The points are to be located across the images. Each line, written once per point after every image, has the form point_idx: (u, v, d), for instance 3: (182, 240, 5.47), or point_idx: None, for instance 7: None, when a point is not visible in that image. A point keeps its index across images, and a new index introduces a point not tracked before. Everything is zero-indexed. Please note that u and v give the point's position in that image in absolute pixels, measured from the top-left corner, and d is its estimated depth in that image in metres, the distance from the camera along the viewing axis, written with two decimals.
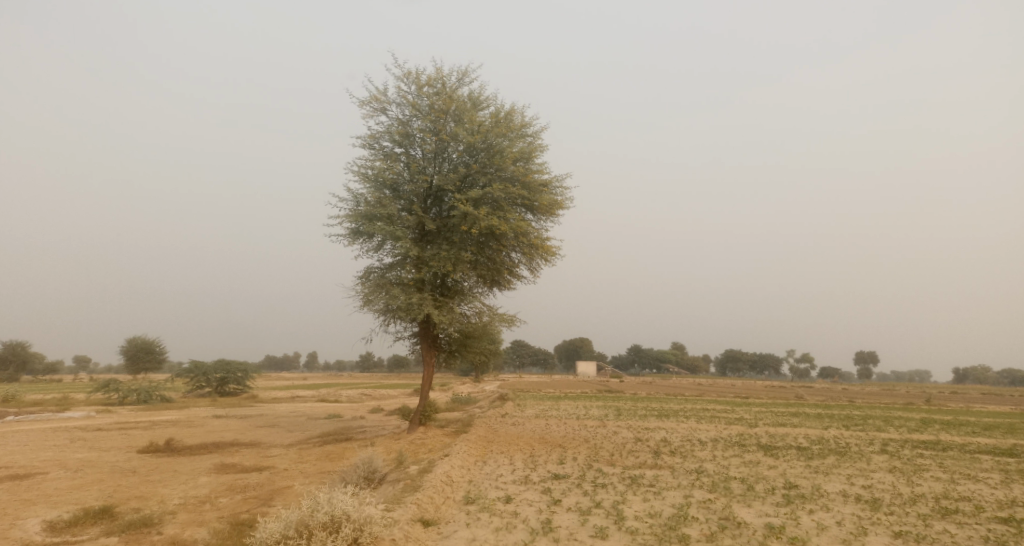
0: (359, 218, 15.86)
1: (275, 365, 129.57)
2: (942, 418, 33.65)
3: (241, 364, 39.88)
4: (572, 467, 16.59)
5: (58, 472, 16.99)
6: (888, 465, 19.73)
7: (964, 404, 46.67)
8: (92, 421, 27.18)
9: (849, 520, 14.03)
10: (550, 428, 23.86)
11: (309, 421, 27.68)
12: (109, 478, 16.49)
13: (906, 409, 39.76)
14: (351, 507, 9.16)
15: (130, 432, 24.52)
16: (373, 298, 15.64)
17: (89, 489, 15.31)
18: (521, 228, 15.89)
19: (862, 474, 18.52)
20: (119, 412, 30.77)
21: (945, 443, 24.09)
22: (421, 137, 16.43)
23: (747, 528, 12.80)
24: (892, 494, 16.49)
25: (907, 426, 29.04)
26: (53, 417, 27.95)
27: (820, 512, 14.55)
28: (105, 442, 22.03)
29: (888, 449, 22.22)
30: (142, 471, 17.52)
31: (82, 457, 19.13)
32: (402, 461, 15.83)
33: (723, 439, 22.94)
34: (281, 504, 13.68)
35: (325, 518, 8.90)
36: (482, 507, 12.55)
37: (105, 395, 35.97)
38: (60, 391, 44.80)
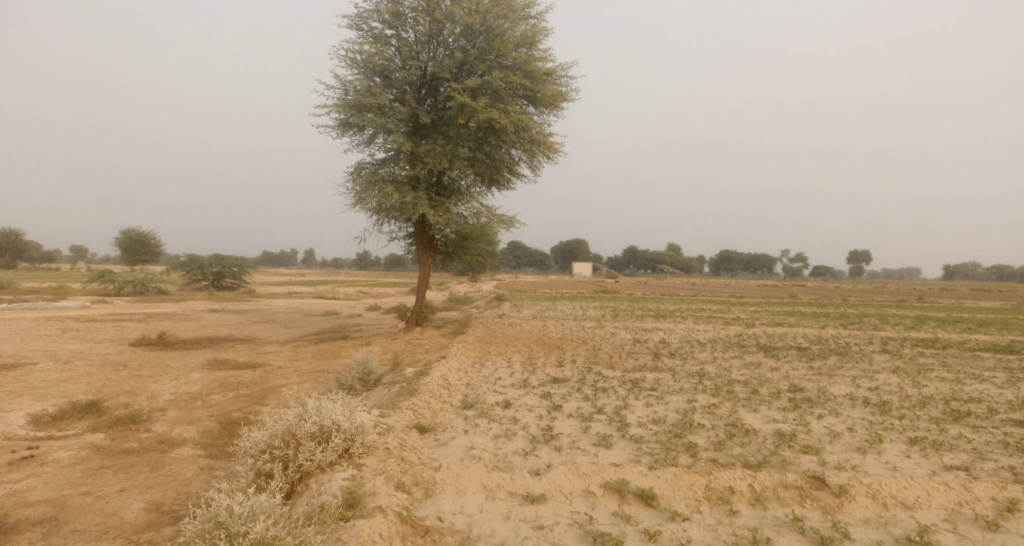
0: (347, 108, 13.89)
1: (272, 261, 129.29)
2: (937, 315, 33.18)
3: (236, 259, 38.76)
4: (571, 371, 15.76)
5: (46, 363, 16.18)
6: (891, 366, 18.55)
7: (955, 301, 46.41)
8: (86, 312, 26.39)
9: (861, 426, 12.25)
10: (547, 328, 23.20)
11: (306, 317, 26.97)
12: (100, 372, 15.64)
13: (899, 307, 39.44)
14: (343, 414, 7.41)
15: (124, 324, 23.73)
16: (364, 197, 14.08)
17: (78, 382, 14.45)
18: (523, 122, 14.00)
19: (866, 376, 17.15)
20: (115, 303, 30.00)
21: (945, 341, 23.47)
22: (413, 17, 14.04)
23: (756, 436, 11.18)
24: (900, 398, 14.80)
25: (903, 324, 28.54)
26: (48, 306, 27.17)
27: (829, 418, 12.83)
28: (98, 333, 21.25)
29: (889, 349, 21.57)
30: (133, 364, 16.73)
31: (72, 348, 18.33)
32: (398, 363, 14.89)
33: (721, 340, 22.32)
34: (274, 404, 12.86)
35: (313, 428, 7.12)
36: (480, 413, 11.71)
37: (100, 286, 35.13)
38: (57, 279, 44.32)
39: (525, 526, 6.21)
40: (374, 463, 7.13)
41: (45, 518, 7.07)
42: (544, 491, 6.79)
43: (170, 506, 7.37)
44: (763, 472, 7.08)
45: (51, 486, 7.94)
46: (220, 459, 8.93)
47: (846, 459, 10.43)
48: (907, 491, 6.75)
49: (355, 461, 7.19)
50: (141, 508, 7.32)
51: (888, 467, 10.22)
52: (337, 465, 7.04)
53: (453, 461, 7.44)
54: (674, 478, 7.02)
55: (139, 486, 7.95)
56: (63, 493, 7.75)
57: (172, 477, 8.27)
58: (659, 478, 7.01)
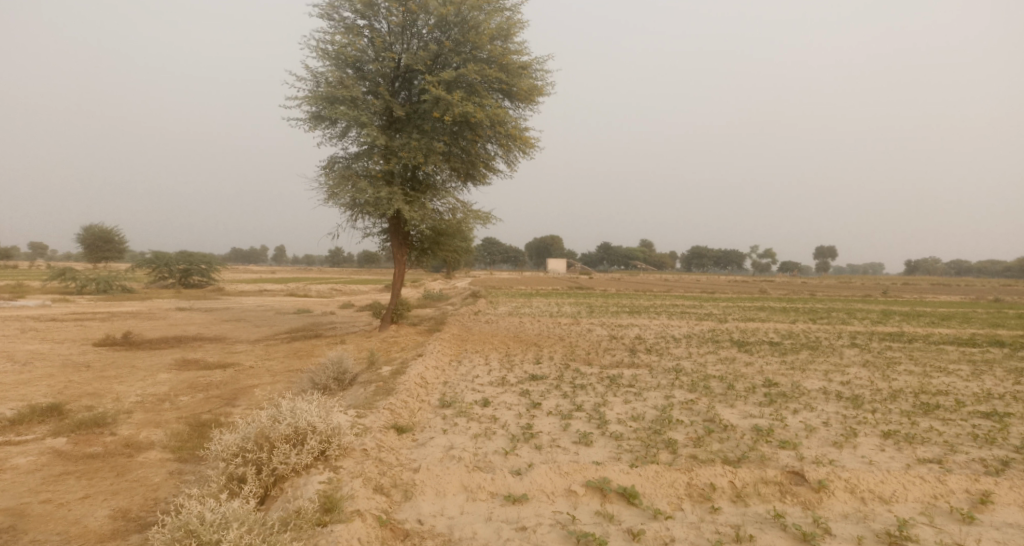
0: (319, 101, 13.47)
1: (241, 258, 126.48)
2: (901, 310, 34.02)
3: (204, 256, 37.73)
4: (550, 368, 15.64)
5: (3, 365, 15.42)
6: (861, 359, 18.90)
7: (917, 295, 47.67)
8: (47, 311, 25.36)
9: (835, 420, 12.40)
10: (524, 325, 23.06)
11: (278, 315, 26.36)
12: (61, 373, 14.97)
13: (865, 302, 40.35)
14: (318, 415, 7.14)
15: (87, 323, 22.85)
16: (337, 192, 13.70)
17: (38, 384, 13.81)
18: (498, 116, 13.79)
19: (838, 370, 17.43)
20: (78, 301, 28.91)
21: (910, 335, 24.04)
22: (386, 8, 13.69)
23: (735, 431, 11.21)
24: (871, 391, 15.04)
25: (870, 318, 29.18)
26: (5, 305, 26.02)
27: (804, 412, 12.96)
28: (59, 333, 20.41)
29: (858, 343, 21.98)
30: (97, 365, 16.06)
31: (31, 349, 17.53)
32: (374, 362, 14.56)
33: (696, 335, 22.48)
34: (246, 405, 12.45)
35: (288, 430, 6.81)
36: (459, 412, 11.50)
37: (61, 284, 33.81)
38: (15, 277, 42.52)
39: (507, 528, 6.03)
40: (351, 465, 6.89)
41: (2, 529, 6.66)
42: (525, 491, 6.64)
43: (137, 513, 7.01)
44: (744, 469, 7.02)
45: (8, 494, 7.49)
46: (190, 463, 8.56)
47: (823, 454, 10.51)
48: (884, 485, 6.77)
49: (332, 464, 6.93)
50: (106, 515, 6.96)
51: (864, 461, 10.32)
52: (313, 467, 6.78)
53: (432, 461, 7.23)
54: (656, 476, 6.92)
55: (104, 492, 7.56)
56: (21, 501, 7.31)
57: (139, 482, 7.89)
58: (641, 475, 6.92)
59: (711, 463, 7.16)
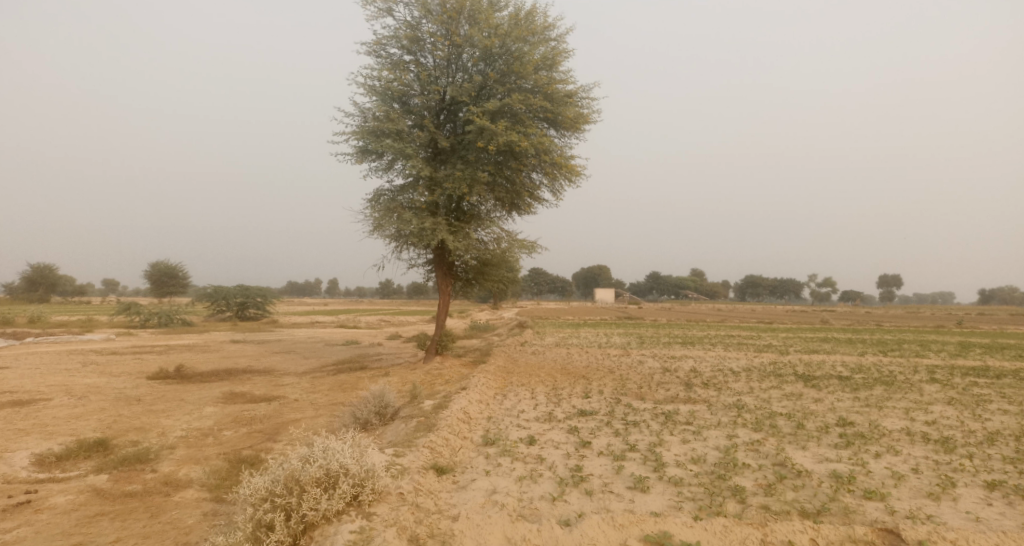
0: (365, 135, 13.16)
1: (296, 291, 129.96)
2: (982, 341, 31.02)
3: (260, 289, 38.31)
4: (599, 402, 14.52)
5: (61, 399, 15.48)
6: (946, 396, 16.90)
7: (996, 326, 43.63)
8: (110, 345, 25.97)
9: (926, 466, 10.78)
10: (572, 357, 21.97)
11: (326, 347, 26.15)
12: (112, 407, 14.87)
13: (938, 333, 37.04)
14: (352, 456, 6.25)
15: (145, 356, 23.14)
16: (382, 223, 13.26)
17: (89, 418, 13.71)
18: (543, 144, 13.17)
19: (920, 408, 15.56)
20: (140, 335, 29.60)
21: (997, 369, 21.58)
22: (432, 42, 13.38)
23: (810, 478, 9.83)
24: (964, 433, 13.22)
25: (948, 351, 26.60)
26: (73, 339, 26.79)
27: (889, 456, 11.39)
28: (117, 367, 20.62)
29: (938, 377, 19.83)
30: (148, 399, 15.93)
31: (89, 382, 17.66)
32: (416, 395, 13.81)
33: (757, 368, 20.79)
34: (287, 441, 11.89)
35: (319, 472, 5.93)
36: (502, 451, 10.56)
37: (127, 318, 34.82)
38: (86, 312, 44.43)
39: None
40: (385, 511, 6.00)
41: None
42: None
43: None
44: (829, 526, 5.82)
45: (41, 536, 7.03)
46: (225, 503, 7.93)
47: (918, 508, 9.02)
48: None
49: (365, 510, 6.04)
50: None
51: (970, 518, 8.78)
52: (345, 514, 5.90)
53: (473, 508, 6.32)
54: (723, 531, 5.80)
55: (135, 536, 7.01)
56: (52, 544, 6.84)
57: (172, 525, 7.30)
58: (707, 530, 5.82)
59: (786, 516, 5.99)
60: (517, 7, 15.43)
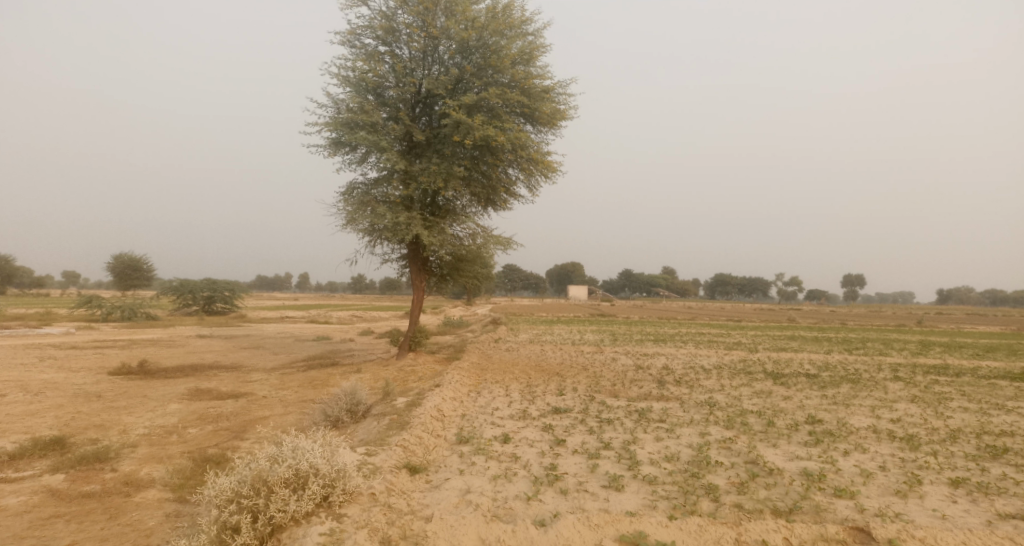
0: (338, 126, 12.79)
1: (266, 285, 127.49)
2: (941, 341, 31.94)
3: (228, 283, 37.34)
4: (573, 400, 14.44)
5: (15, 395, 14.76)
6: (909, 394, 17.28)
7: (953, 326, 44.99)
8: (70, 339, 24.98)
9: (893, 464, 10.93)
10: (546, 354, 21.88)
11: (296, 342, 25.60)
12: (70, 403, 14.23)
13: (900, 332, 38.04)
14: (323, 455, 5.97)
15: (106, 351, 22.30)
16: (355, 217, 12.92)
17: (45, 415, 13.08)
18: (520, 140, 12.98)
19: (885, 405, 15.86)
20: (102, 329, 28.57)
21: (957, 368, 22.19)
22: (408, 33, 13.06)
23: (782, 476, 9.88)
24: (927, 430, 13.50)
25: (910, 350, 27.29)
26: (30, 333, 25.67)
27: (857, 454, 11.54)
28: (76, 362, 19.80)
29: (901, 376, 20.29)
30: (108, 395, 15.30)
31: (46, 378, 16.91)
32: (388, 392, 13.52)
33: (728, 366, 20.98)
34: (255, 439, 11.51)
35: (288, 472, 5.64)
36: (476, 449, 10.37)
37: (87, 311, 33.55)
38: (44, 305, 42.81)
39: None
40: (357, 513, 5.75)
41: None
42: None
43: None
44: (803, 524, 5.78)
45: None
46: (189, 504, 7.58)
47: (887, 506, 9.12)
48: None
49: (336, 512, 5.78)
50: None
51: (936, 515, 8.92)
52: (315, 517, 5.62)
53: (446, 508, 6.12)
54: (698, 531, 5.72)
55: (92, 539, 6.63)
56: None
57: (132, 527, 6.94)
58: (682, 530, 5.74)
59: (760, 514, 5.96)
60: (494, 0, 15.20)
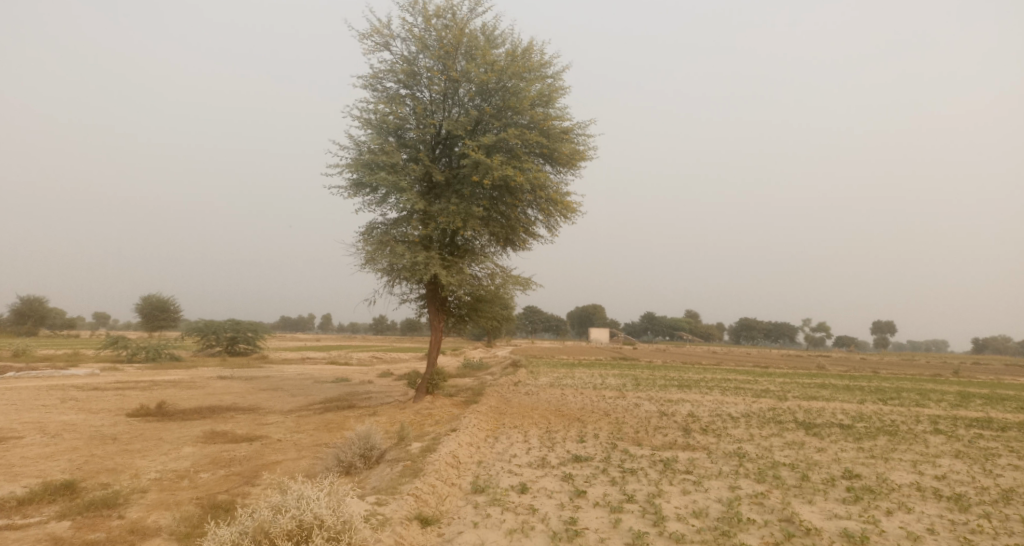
0: (359, 167, 12.75)
1: (289, 326, 128.35)
2: (982, 392, 30.27)
3: (252, 324, 37.43)
4: (595, 447, 13.74)
5: (33, 437, 14.60)
6: (952, 449, 16.14)
7: (993, 377, 42.78)
8: (94, 379, 25.04)
9: (942, 527, 9.98)
10: (566, 398, 21.15)
11: (315, 384, 25.28)
12: (85, 446, 13.98)
13: (937, 382, 36.23)
14: (329, 504, 5.43)
15: (127, 392, 22.22)
16: (374, 256, 12.72)
17: (59, 458, 12.82)
18: (539, 180, 12.78)
19: (927, 460, 14.81)
20: (126, 369, 28.69)
21: (1001, 422, 20.83)
22: (429, 77, 13.10)
23: (820, 536, 9.05)
24: (976, 489, 12.47)
25: (948, 401, 25.82)
26: (55, 373, 25.80)
27: (900, 513, 10.62)
28: (96, 403, 19.69)
29: (942, 428, 19.08)
30: (124, 437, 15.07)
31: (65, 419, 16.77)
32: (403, 437, 13.01)
33: (756, 415, 19.99)
34: (266, 485, 11.08)
35: (290, 524, 5.11)
36: (492, 500, 9.77)
37: (113, 352, 33.77)
38: (73, 346, 43.40)
39: None
40: None
41: None
42: None
43: None
44: None
45: None
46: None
47: None
48: None
49: None
50: None
51: None
52: None
53: None
54: None
55: None
56: None
57: None
58: None
59: None
60: (514, 45, 15.29)
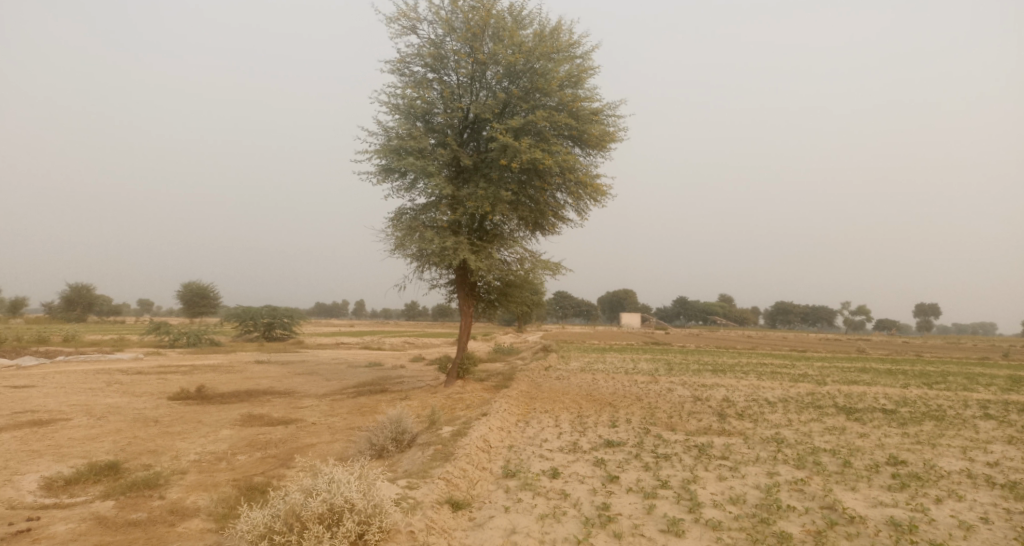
0: (387, 153, 12.58)
1: (324, 312, 130.73)
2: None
3: (287, 310, 38.03)
4: (627, 432, 13.46)
5: (80, 419, 15.03)
6: (1006, 435, 15.32)
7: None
8: (138, 364, 25.75)
9: (997, 516, 9.41)
10: (598, 382, 20.85)
11: (349, 368, 25.52)
12: (129, 428, 14.32)
13: (985, 365, 34.67)
14: (362, 487, 5.22)
15: (169, 376, 22.80)
16: (403, 242, 12.58)
17: (104, 439, 13.15)
18: (568, 162, 12.41)
19: (978, 447, 14.08)
20: (168, 354, 29.47)
21: None
22: (456, 60, 12.79)
23: (865, 524, 8.61)
24: None
25: (998, 385, 24.63)
26: (103, 358, 26.65)
27: (951, 501, 10.07)
28: (140, 386, 20.22)
29: (992, 414, 18.17)
30: (166, 420, 15.39)
31: (110, 402, 17.24)
32: (434, 421, 12.93)
33: (794, 400, 19.36)
34: (301, 467, 11.11)
35: (322, 507, 4.91)
36: (523, 484, 9.59)
37: (156, 337, 34.74)
38: (119, 332, 44.90)
39: None
40: None
41: None
42: None
43: None
44: None
45: None
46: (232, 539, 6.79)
47: None
48: None
49: None
50: None
51: None
52: None
53: None
54: None
55: None
56: None
57: None
58: None
59: None
60: (542, 25, 14.82)
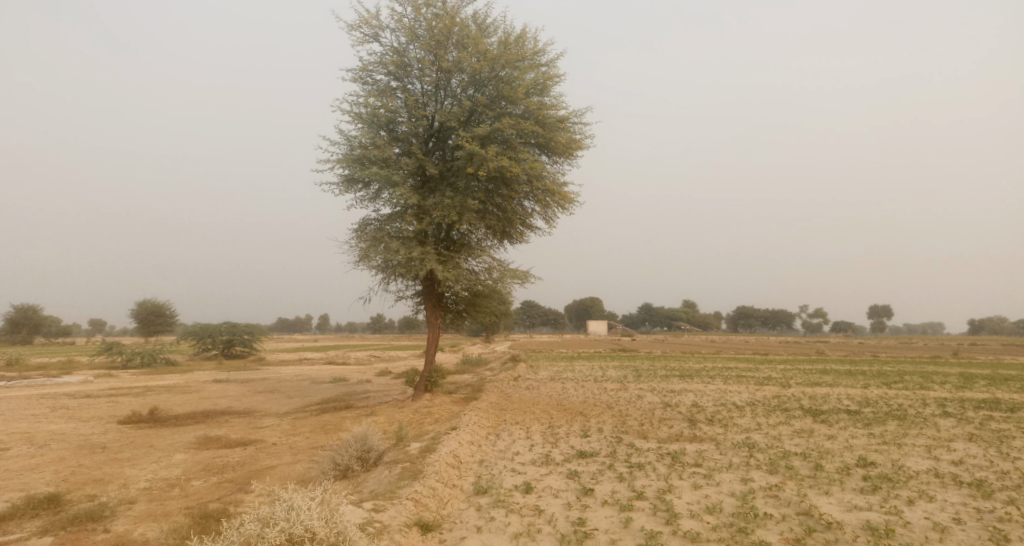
0: (349, 162, 12.03)
1: (287, 327, 127.27)
2: (984, 373, 29.70)
3: (248, 326, 36.62)
4: (599, 442, 13.10)
5: (19, 449, 13.86)
6: (966, 432, 15.53)
7: (990, 357, 42.36)
8: (86, 386, 24.23)
9: (969, 516, 9.30)
10: (567, 391, 20.50)
11: (313, 384, 24.59)
12: (73, 456, 13.25)
13: (937, 364, 35.73)
14: (324, 515, 4.62)
15: (120, 399, 21.49)
16: (368, 254, 12.01)
17: (44, 470, 12.09)
18: (535, 170, 12.07)
19: (941, 445, 14.20)
20: (120, 375, 27.91)
21: (1009, 403, 20.23)
22: (420, 68, 12.36)
23: (843, 527, 8.38)
24: (997, 474, 11.86)
25: (952, 383, 25.26)
26: (48, 382, 25.03)
27: (923, 502, 9.95)
28: (87, 411, 18.94)
29: (950, 411, 18.48)
30: (114, 446, 14.34)
31: (53, 429, 16.04)
32: (401, 437, 12.32)
33: (761, 403, 19.35)
34: (261, 491, 10.34)
35: (278, 541, 4.29)
36: (495, 501, 9.10)
37: (108, 358, 32.91)
38: (67, 353, 42.45)
39: None
40: None
41: None
42: None
43: None
44: None
45: None
46: None
47: None
48: None
49: None
50: None
51: None
52: None
53: None
54: None
55: None
56: None
57: None
58: None
59: None
60: (506, 33, 14.53)
